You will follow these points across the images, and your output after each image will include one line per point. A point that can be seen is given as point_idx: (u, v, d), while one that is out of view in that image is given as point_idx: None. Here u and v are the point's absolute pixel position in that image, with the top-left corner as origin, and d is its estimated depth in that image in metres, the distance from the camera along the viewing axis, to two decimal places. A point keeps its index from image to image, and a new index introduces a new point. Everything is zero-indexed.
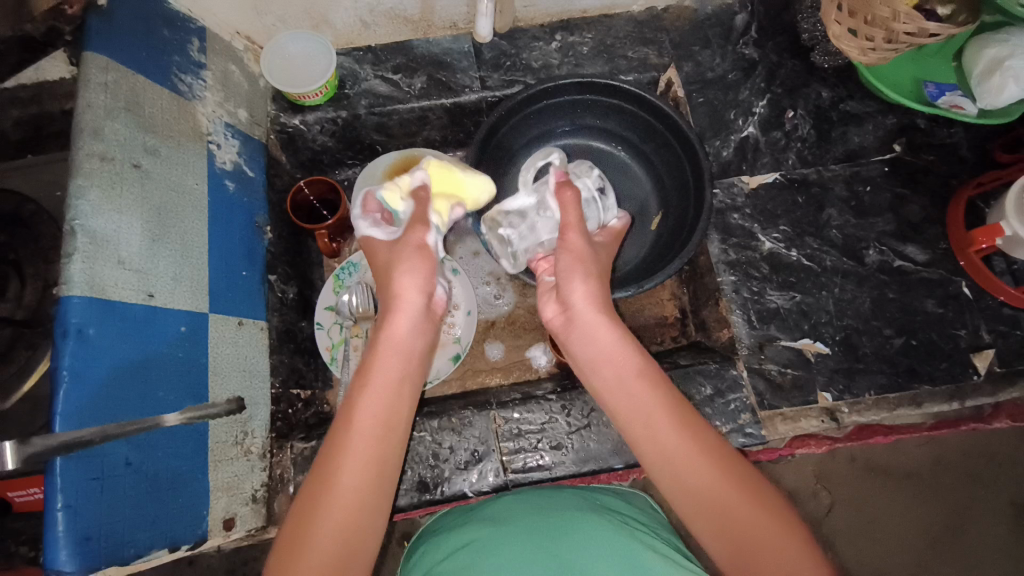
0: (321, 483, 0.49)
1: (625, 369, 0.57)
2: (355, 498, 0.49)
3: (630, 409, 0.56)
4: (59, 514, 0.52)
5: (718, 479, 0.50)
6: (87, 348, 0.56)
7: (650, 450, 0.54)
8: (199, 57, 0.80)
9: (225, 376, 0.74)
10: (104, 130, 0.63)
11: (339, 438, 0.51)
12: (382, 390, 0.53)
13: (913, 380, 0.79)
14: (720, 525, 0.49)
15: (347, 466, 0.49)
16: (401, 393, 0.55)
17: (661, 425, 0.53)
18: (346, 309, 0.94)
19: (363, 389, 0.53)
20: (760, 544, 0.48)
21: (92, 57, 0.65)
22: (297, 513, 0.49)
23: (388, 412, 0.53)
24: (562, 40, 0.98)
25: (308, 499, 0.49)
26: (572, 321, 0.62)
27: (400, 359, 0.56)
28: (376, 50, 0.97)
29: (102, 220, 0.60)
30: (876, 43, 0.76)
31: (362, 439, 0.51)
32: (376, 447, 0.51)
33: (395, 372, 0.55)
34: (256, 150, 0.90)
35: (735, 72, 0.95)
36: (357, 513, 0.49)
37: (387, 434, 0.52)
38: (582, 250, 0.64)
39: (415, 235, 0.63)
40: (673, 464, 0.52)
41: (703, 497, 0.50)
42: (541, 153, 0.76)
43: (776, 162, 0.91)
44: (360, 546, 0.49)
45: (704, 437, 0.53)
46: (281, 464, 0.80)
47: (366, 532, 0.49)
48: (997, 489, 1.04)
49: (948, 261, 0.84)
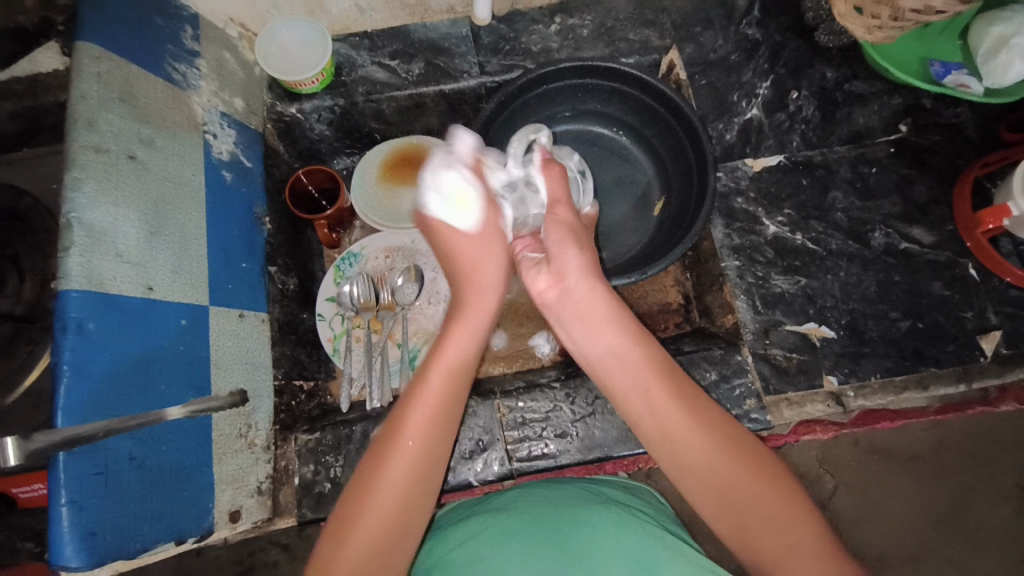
0: (369, 480, 0.53)
1: (620, 348, 0.59)
2: (403, 495, 0.53)
3: (629, 390, 0.57)
4: (64, 509, 0.52)
5: (719, 452, 0.53)
6: (86, 342, 0.56)
7: (653, 429, 0.56)
8: (192, 45, 0.79)
9: (227, 368, 0.73)
10: (99, 121, 0.62)
11: (389, 438, 0.54)
12: (439, 389, 0.56)
13: (919, 363, 0.79)
14: (723, 497, 0.52)
15: (394, 467, 0.53)
16: (453, 394, 0.57)
17: (662, 402, 0.55)
18: (348, 300, 0.92)
19: (418, 388, 0.56)
20: (756, 514, 0.51)
21: (85, 47, 0.64)
22: (344, 504, 0.53)
23: (444, 414, 0.56)
24: (562, 23, 0.95)
25: (355, 493, 0.53)
26: (565, 298, 0.62)
27: (459, 359, 0.59)
28: (372, 36, 0.95)
29: (99, 214, 0.59)
30: (882, 20, 0.74)
31: (414, 439, 0.54)
32: (426, 447, 0.54)
33: (450, 375, 0.57)
34: (253, 139, 0.89)
35: (738, 53, 0.93)
36: (402, 509, 0.52)
37: (437, 434, 0.55)
38: (568, 223, 0.64)
39: (489, 218, 0.64)
40: (673, 441, 0.54)
41: (709, 476, 0.53)
42: (530, 129, 0.73)
43: (780, 144, 0.89)
44: (397, 543, 0.52)
45: (702, 413, 0.55)
46: (285, 456, 0.80)
47: (406, 530, 0.53)
48: (1004, 471, 1.03)
49: (955, 243, 0.83)
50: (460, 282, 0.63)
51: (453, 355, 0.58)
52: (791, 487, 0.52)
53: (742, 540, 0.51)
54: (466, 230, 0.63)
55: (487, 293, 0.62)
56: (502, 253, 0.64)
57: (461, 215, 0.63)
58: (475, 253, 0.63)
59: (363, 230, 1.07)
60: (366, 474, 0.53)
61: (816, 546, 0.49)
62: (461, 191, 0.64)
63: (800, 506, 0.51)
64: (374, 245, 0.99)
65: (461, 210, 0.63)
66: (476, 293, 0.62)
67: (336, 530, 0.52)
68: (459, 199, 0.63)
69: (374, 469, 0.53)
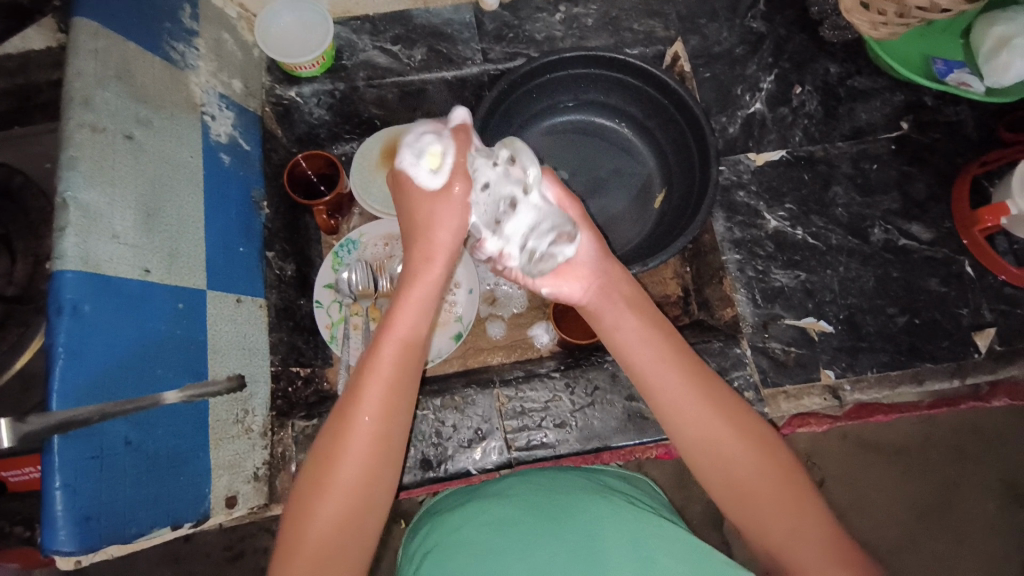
0: (328, 458, 0.51)
1: (639, 324, 0.59)
2: (367, 460, 0.52)
3: (643, 365, 0.58)
4: (57, 492, 0.51)
5: (729, 433, 0.53)
6: (82, 324, 0.55)
7: (662, 402, 0.56)
8: (191, 25, 0.77)
9: (225, 353, 0.73)
10: (94, 99, 0.61)
11: (349, 413, 0.53)
12: (390, 363, 0.55)
13: (915, 358, 0.79)
14: (726, 474, 0.53)
15: (349, 457, 0.51)
16: (408, 363, 0.57)
17: (677, 381, 0.56)
18: (346, 287, 0.91)
19: (369, 369, 0.55)
20: (761, 496, 0.51)
21: (81, 23, 0.62)
22: (300, 493, 0.51)
23: (397, 387, 0.55)
24: (566, 12, 0.95)
25: (322, 459, 0.52)
26: (599, 285, 0.62)
27: (414, 329, 0.58)
28: (374, 20, 0.94)
29: (94, 193, 0.58)
30: (887, 17, 0.75)
31: (369, 419, 0.53)
32: (385, 416, 0.53)
33: (402, 348, 0.56)
34: (251, 122, 0.88)
35: (743, 46, 0.93)
36: (361, 492, 0.51)
37: (393, 414, 0.54)
38: (581, 221, 0.62)
39: (457, 186, 0.61)
40: (684, 416, 0.55)
41: (720, 454, 0.53)
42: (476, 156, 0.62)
43: (783, 139, 0.89)
44: (359, 527, 0.51)
45: (711, 392, 0.55)
46: (282, 442, 0.78)
47: (376, 491, 0.53)
48: (987, 467, 1.05)
49: (952, 240, 0.84)
50: (410, 240, 0.62)
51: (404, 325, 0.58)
52: (795, 470, 0.52)
53: (741, 514, 0.52)
54: (436, 191, 0.61)
55: (439, 258, 0.61)
56: (462, 220, 0.62)
57: (437, 176, 0.61)
58: (432, 214, 0.61)
59: (362, 217, 1.05)
60: (322, 460, 0.52)
61: (820, 531, 0.50)
62: (434, 152, 0.62)
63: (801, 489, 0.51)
64: (373, 232, 0.98)
65: (436, 169, 0.62)
66: (429, 259, 0.60)
67: (305, 492, 0.51)
68: (433, 156, 0.62)
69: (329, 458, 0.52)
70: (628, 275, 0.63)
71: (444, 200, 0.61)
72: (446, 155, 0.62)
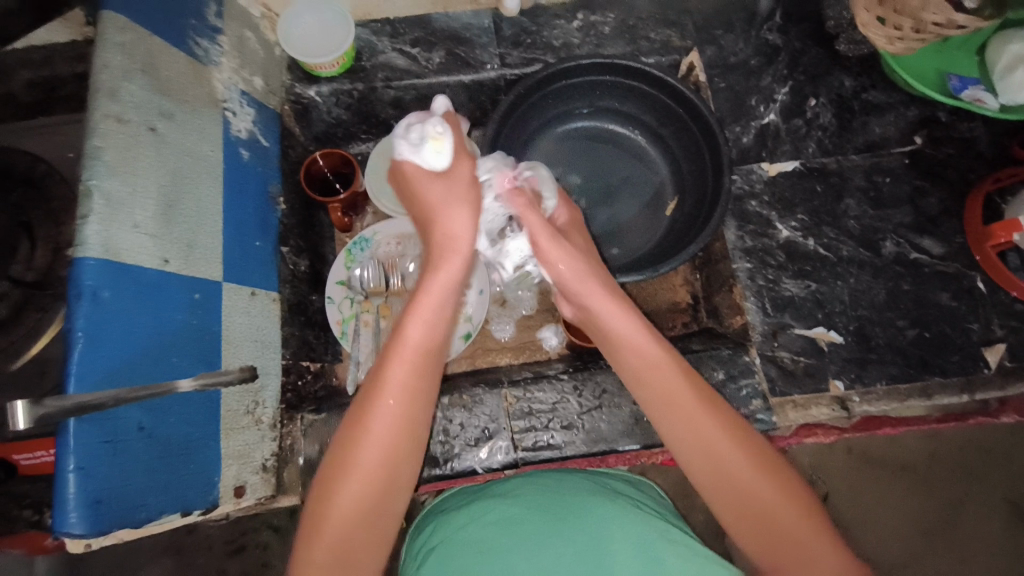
0: (347, 450, 0.51)
1: (639, 347, 0.60)
2: (387, 452, 0.52)
3: (651, 389, 0.58)
4: (71, 475, 0.52)
5: (738, 454, 0.53)
6: (101, 310, 0.56)
7: (675, 425, 0.56)
8: (216, 22, 0.79)
9: (237, 345, 0.73)
10: (121, 91, 0.62)
11: (368, 404, 0.53)
12: (412, 354, 0.56)
13: (925, 372, 0.79)
14: (740, 498, 0.52)
15: (371, 440, 0.52)
16: (429, 355, 0.57)
17: (687, 401, 0.56)
18: (357, 284, 0.94)
19: (390, 357, 0.55)
20: (774, 518, 0.51)
21: (110, 16, 0.63)
22: (320, 483, 0.51)
23: (418, 379, 0.55)
24: (584, 19, 0.96)
25: (341, 449, 0.52)
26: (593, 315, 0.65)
27: (435, 321, 0.58)
28: (395, 23, 0.95)
29: (116, 183, 0.59)
30: (904, 31, 0.76)
31: (387, 410, 0.53)
32: (406, 407, 0.54)
33: (422, 339, 0.57)
34: (270, 119, 0.89)
35: (758, 58, 0.94)
36: (383, 482, 0.52)
37: (414, 404, 0.54)
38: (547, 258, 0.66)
39: (456, 171, 0.67)
40: (696, 439, 0.54)
41: (731, 474, 0.53)
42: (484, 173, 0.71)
43: (796, 150, 0.90)
44: (382, 514, 0.52)
45: (720, 412, 0.55)
46: (291, 435, 0.80)
47: (396, 482, 0.53)
48: (993, 487, 1.04)
49: (964, 255, 0.84)
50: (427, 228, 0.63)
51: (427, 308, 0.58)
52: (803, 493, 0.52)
53: (751, 537, 0.52)
54: (439, 171, 0.66)
55: (460, 248, 0.62)
56: (471, 198, 0.65)
57: (440, 156, 0.66)
58: (433, 194, 0.65)
59: (375, 216, 1.06)
60: (341, 451, 0.52)
61: (833, 556, 0.49)
62: (436, 134, 0.66)
63: (804, 501, 0.51)
64: (387, 231, 0.98)
65: (438, 151, 0.66)
66: (448, 250, 0.61)
67: (324, 482, 0.51)
68: (436, 139, 0.66)
69: (350, 442, 0.52)
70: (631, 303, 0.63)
71: (447, 181, 0.66)
72: (444, 139, 0.66)
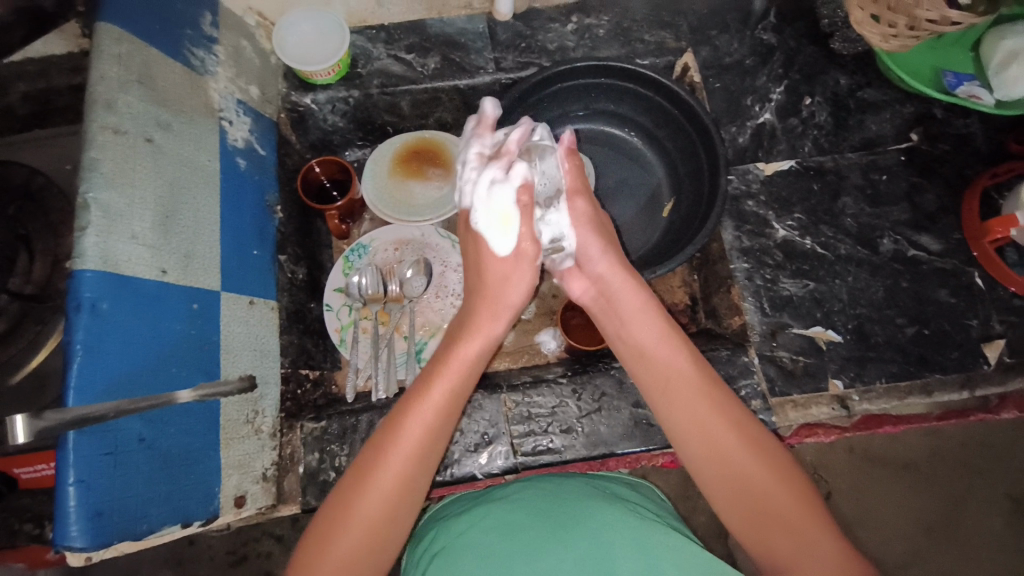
0: (356, 488, 0.52)
1: (653, 335, 0.61)
2: (392, 496, 0.52)
3: (658, 384, 0.59)
4: (72, 488, 0.52)
5: (741, 449, 0.54)
6: (100, 322, 0.56)
7: (682, 419, 0.56)
8: (211, 32, 0.79)
9: (237, 354, 0.73)
10: (117, 102, 0.63)
11: (385, 442, 0.54)
12: (435, 406, 0.56)
13: (924, 369, 0.79)
14: (739, 490, 0.53)
15: (390, 463, 0.53)
16: (452, 410, 0.57)
17: (695, 401, 0.56)
18: (356, 291, 0.93)
19: (413, 402, 0.56)
20: (772, 509, 0.51)
21: (105, 28, 0.64)
22: (327, 517, 0.52)
23: (436, 433, 0.55)
24: (578, 22, 0.96)
25: (351, 486, 0.52)
26: (606, 294, 0.65)
27: (463, 376, 0.58)
28: (389, 29, 0.96)
29: (113, 195, 0.59)
30: (899, 29, 0.76)
31: (399, 457, 0.53)
32: (418, 458, 0.54)
33: (448, 392, 0.57)
34: (267, 128, 0.89)
35: (753, 57, 0.94)
36: (384, 524, 0.52)
37: (427, 455, 0.54)
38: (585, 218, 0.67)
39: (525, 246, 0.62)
40: (701, 435, 0.55)
41: (732, 468, 0.53)
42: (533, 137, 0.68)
43: (792, 149, 0.90)
44: (379, 555, 0.52)
45: (728, 411, 0.56)
46: (291, 444, 0.79)
47: (397, 523, 0.53)
48: (994, 482, 1.04)
49: (961, 252, 0.84)
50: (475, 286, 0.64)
51: (457, 363, 0.59)
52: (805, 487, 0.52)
53: (750, 528, 0.52)
54: (503, 254, 0.63)
55: (501, 314, 0.63)
56: (529, 281, 0.64)
57: (505, 234, 0.62)
58: (501, 273, 0.63)
59: (372, 222, 1.07)
60: (351, 485, 0.53)
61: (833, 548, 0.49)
62: (507, 211, 0.62)
63: (805, 494, 0.52)
64: (383, 237, 0.99)
65: (504, 229, 0.62)
66: (491, 308, 0.62)
67: (330, 515, 0.52)
68: (506, 219, 0.62)
69: (367, 469, 0.53)
70: (647, 288, 0.64)
71: (515, 263, 0.63)
72: (515, 218, 0.62)
